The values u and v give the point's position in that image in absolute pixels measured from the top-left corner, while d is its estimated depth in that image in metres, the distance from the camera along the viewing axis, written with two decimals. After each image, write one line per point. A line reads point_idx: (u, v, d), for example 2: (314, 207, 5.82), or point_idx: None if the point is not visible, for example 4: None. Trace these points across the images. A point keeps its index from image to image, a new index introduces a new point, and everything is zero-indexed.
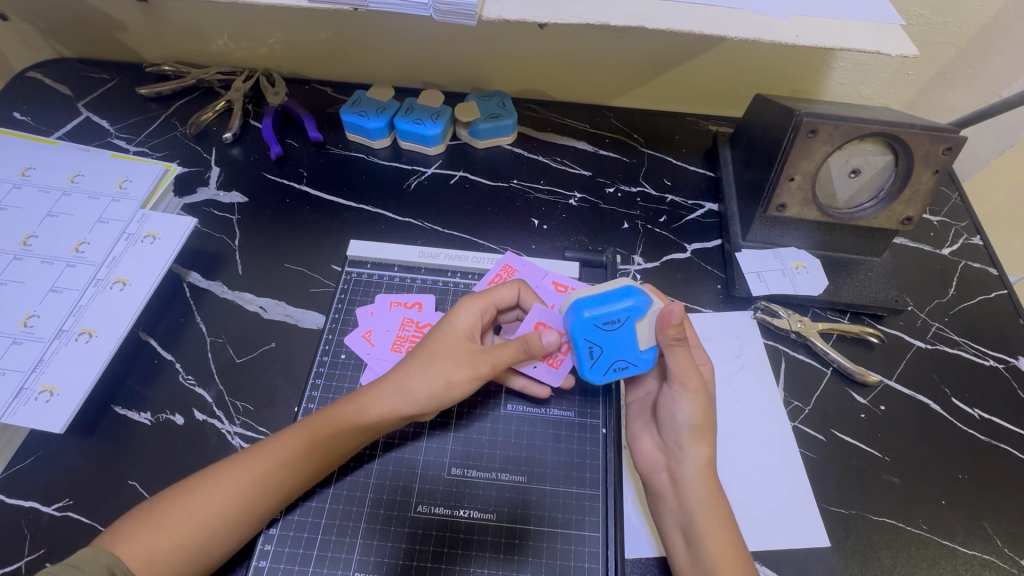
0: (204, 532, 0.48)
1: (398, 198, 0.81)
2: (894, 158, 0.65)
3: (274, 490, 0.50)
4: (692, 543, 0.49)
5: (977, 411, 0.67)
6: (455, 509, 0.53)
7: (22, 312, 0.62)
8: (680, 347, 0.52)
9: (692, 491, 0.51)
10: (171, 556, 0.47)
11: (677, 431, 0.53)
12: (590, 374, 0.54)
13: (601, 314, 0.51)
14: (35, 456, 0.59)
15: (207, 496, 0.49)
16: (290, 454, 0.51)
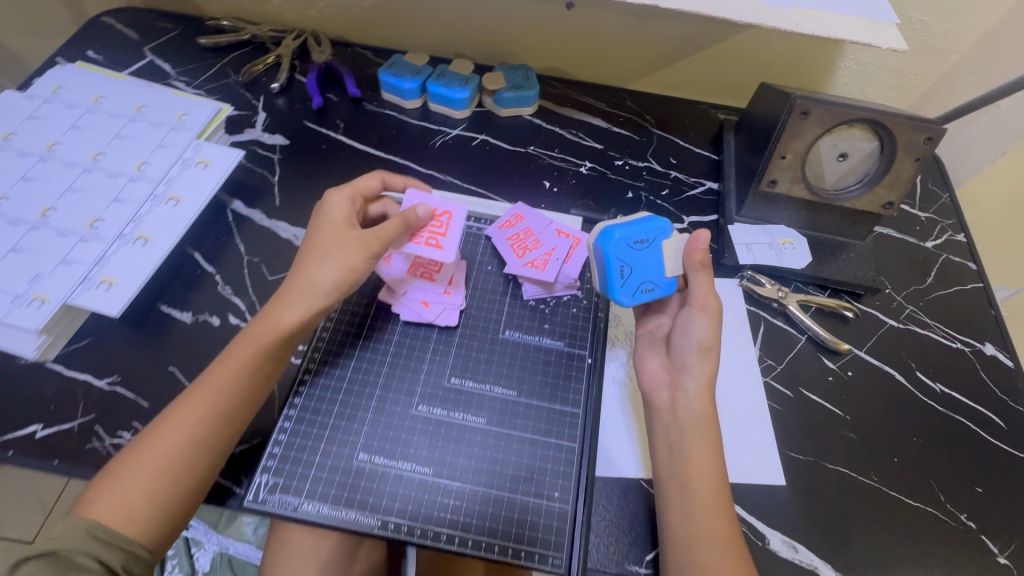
0: (172, 469, 0.51)
1: (424, 153, 0.88)
2: (880, 145, 0.70)
3: (224, 416, 0.55)
4: (677, 451, 0.55)
5: (939, 386, 0.72)
6: (453, 411, 0.59)
7: (89, 215, 0.70)
8: (702, 273, 0.58)
9: (689, 408, 0.56)
10: (145, 498, 0.50)
11: (686, 350, 0.58)
12: (620, 294, 0.60)
13: (630, 233, 0.60)
14: (89, 339, 0.67)
15: (161, 446, 0.52)
16: (224, 383, 0.55)
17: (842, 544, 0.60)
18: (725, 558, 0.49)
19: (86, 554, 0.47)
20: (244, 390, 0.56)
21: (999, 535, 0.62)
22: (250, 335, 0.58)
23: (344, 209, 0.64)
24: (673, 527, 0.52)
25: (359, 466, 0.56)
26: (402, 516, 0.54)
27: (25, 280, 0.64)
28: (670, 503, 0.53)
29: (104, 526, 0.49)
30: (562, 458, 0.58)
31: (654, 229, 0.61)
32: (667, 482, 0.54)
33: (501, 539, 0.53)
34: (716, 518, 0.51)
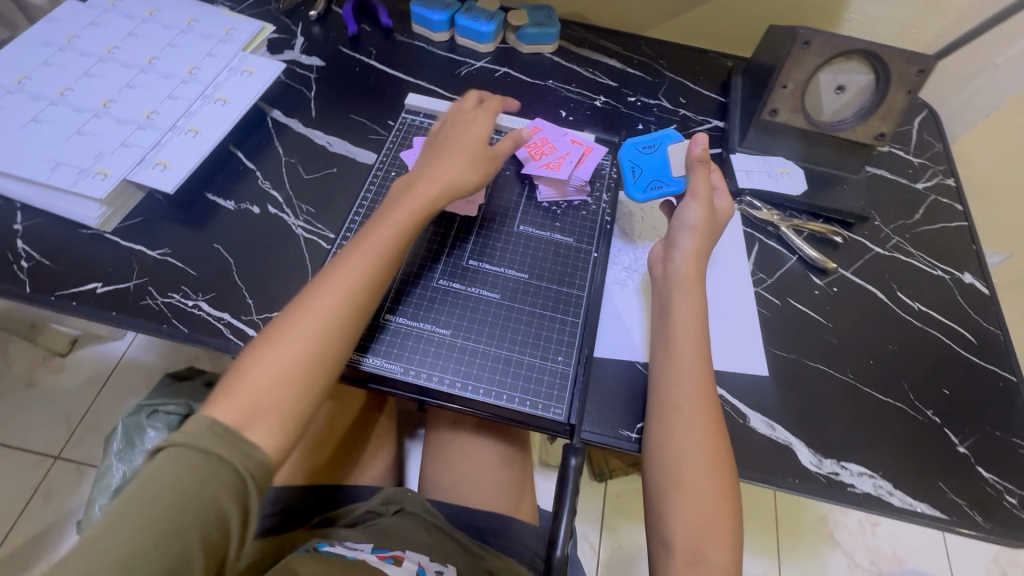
0: (297, 375, 0.54)
1: (450, 81, 0.94)
2: (875, 79, 0.76)
3: (333, 344, 0.57)
4: (665, 316, 0.64)
5: (917, 305, 0.77)
6: (473, 288, 0.69)
7: (145, 108, 0.78)
8: (702, 167, 0.68)
9: (676, 271, 0.65)
10: (273, 396, 0.53)
11: (681, 228, 0.67)
12: (632, 191, 0.74)
13: (639, 142, 0.75)
14: (143, 217, 0.74)
15: (274, 359, 0.54)
16: (329, 309, 0.57)
17: (817, 427, 0.66)
18: (698, 402, 0.58)
19: (205, 452, 0.47)
20: (350, 317, 0.58)
21: (960, 429, 0.68)
22: (348, 262, 0.60)
23: (457, 156, 0.69)
24: (659, 377, 0.61)
25: (390, 323, 0.65)
26: (424, 366, 0.63)
27: (89, 157, 0.72)
28: (659, 358, 0.62)
29: (222, 424, 0.50)
30: (566, 330, 0.67)
31: (662, 137, 0.75)
32: (656, 339, 0.64)
33: (511, 389, 0.62)
34: (697, 371, 0.60)
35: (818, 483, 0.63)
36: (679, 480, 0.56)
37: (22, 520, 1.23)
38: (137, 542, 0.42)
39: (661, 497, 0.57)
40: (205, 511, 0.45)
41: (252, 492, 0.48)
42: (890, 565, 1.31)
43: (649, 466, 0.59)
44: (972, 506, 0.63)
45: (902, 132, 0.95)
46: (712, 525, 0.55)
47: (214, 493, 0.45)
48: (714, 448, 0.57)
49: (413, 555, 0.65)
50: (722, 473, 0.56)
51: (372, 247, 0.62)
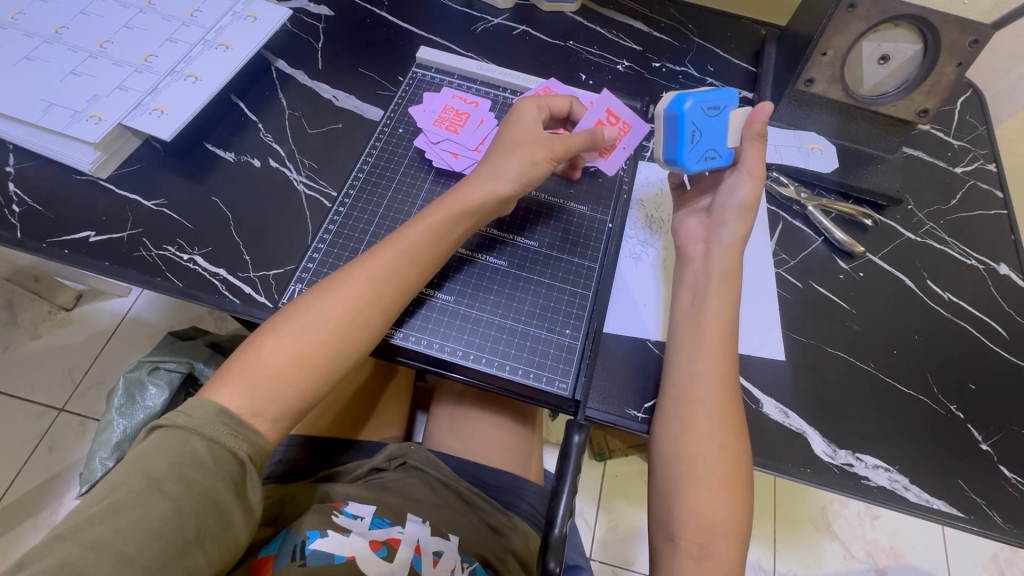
0: (325, 360, 0.53)
1: (464, 36, 0.88)
2: (923, 49, 0.71)
3: (355, 342, 0.55)
4: (699, 302, 0.60)
5: (948, 295, 0.73)
6: (486, 256, 0.66)
7: (143, 50, 0.74)
8: (756, 142, 0.61)
9: (718, 257, 0.61)
10: (297, 377, 0.52)
11: (729, 206, 0.62)
12: (687, 158, 0.62)
13: (707, 99, 0.61)
14: (139, 166, 0.71)
15: (291, 347, 0.53)
16: (352, 305, 0.55)
17: (834, 416, 0.63)
18: (718, 393, 0.56)
19: (208, 441, 0.47)
20: (374, 316, 0.56)
21: (984, 425, 0.64)
22: (380, 256, 0.57)
23: (535, 146, 0.61)
24: (680, 365, 0.58)
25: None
26: (427, 332, 0.61)
27: (83, 99, 0.69)
28: (681, 344, 0.59)
29: (232, 412, 0.49)
30: (576, 302, 0.64)
31: (726, 97, 0.62)
32: (685, 325, 0.60)
33: (515, 361, 0.60)
34: (718, 361, 0.57)
35: (831, 473, 0.60)
36: (693, 473, 0.54)
37: (29, 467, 1.25)
38: (134, 536, 0.41)
39: (674, 488, 0.54)
40: (203, 504, 0.44)
41: (250, 480, 0.48)
42: (886, 558, 1.29)
43: (660, 455, 0.56)
44: (992, 505, 0.60)
45: (943, 112, 0.89)
46: (721, 519, 0.53)
47: (213, 485, 0.45)
48: (733, 442, 0.54)
49: (411, 530, 0.61)
50: (737, 466, 0.54)
51: (408, 243, 0.58)
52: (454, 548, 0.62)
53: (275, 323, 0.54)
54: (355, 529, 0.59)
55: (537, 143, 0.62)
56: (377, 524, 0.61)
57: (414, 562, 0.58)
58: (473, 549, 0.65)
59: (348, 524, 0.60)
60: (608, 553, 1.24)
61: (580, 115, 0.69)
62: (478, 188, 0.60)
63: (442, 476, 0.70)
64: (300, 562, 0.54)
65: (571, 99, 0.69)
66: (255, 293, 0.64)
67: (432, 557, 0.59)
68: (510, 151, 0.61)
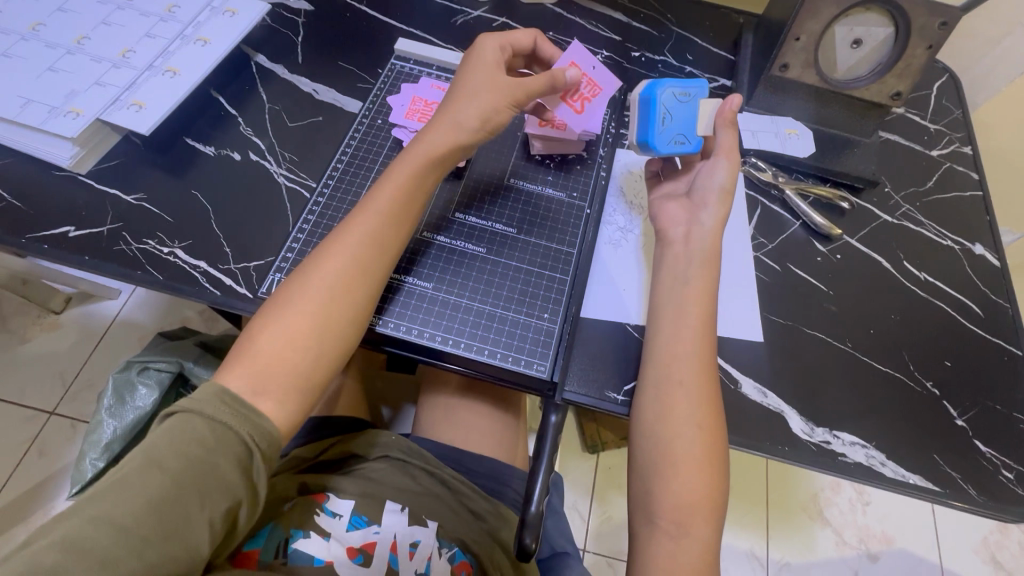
0: (323, 331, 0.54)
1: (444, 28, 0.89)
2: (894, 32, 0.72)
3: (351, 312, 0.55)
4: (677, 283, 0.61)
5: (923, 275, 0.74)
6: (462, 243, 0.67)
7: (121, 46, 0.74)
8: (731, 128, 0.64)
9: (699, 240, 0.61)
10: (297, 349, 0.53)
11: (710, 190, 0.63)
12: (656, 140, 0.64)
13: (680, 86, 0.64)
14: (119, 161, 0.71)
15: (292, 324, 0.53)
16: (343, 271, 0.56)
17: (811, 394, 0.64)
18: (696, 375, 0.56)
19: (208, 420, 0.47)
20: (358, 282, 0.56)
21: (959, 402, 0.65)
22: (354, 223, 0.58)
23: (490, 94, 0.61)
24: (659, 347, 0.58)
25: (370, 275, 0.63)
26: (410, 322, 0.61)
27: (61, 95, 0.69)
28: (660, 326, 0.59)
29: (232, 393, 0.49)
30: (554, 287, 0.65)
31: (699, 87, 0.64)
32: (664, 307, 0.60)
33: (494, 345, 0.61)
34: (698, 343, 0.57)
35: (808, 451, 0.61)
36: (671, 457, 0.54)
37: (20, 471, 1.24)
38: (133, 510, 0.42)
39: (653, 469, 0.55)
40: (203, 481, 0.44)
41: (255, 462, 0.47)
42: (877, 543, 1.30)
43: (639, 437, 0.57)
44: (967, 480, 0.61)
45: (919, 97, 0.90)
46: (697, 501, 0.53)
47: (214, 463, 0.45)
48: (711, 424, 0.55)
49: (389, 526, 0.63)
50: (714, 447, 0.54)
51: (379, 205, 0.59)
52: (432, 535, 0.63)
53: (264, 308, 0.55)
54: (334, 532, 0.61)
55: (496, 87, 0.62)
56: (355, 524, 0.62)
57: (391, 561, 0.60)
58: (453, 534, 0.65)
59: (329, 526, 0.61)
60: (601, 544, 1.25)
61: (546, 51, 0.70)
62: (443, 133, 0.61)
63: (423, 464, 0.71)
64: (283, 560, 0.57)
65: (536, 35, 0.69)
66: (235, 284, 0.64)
67: (408, 550, 0.61)
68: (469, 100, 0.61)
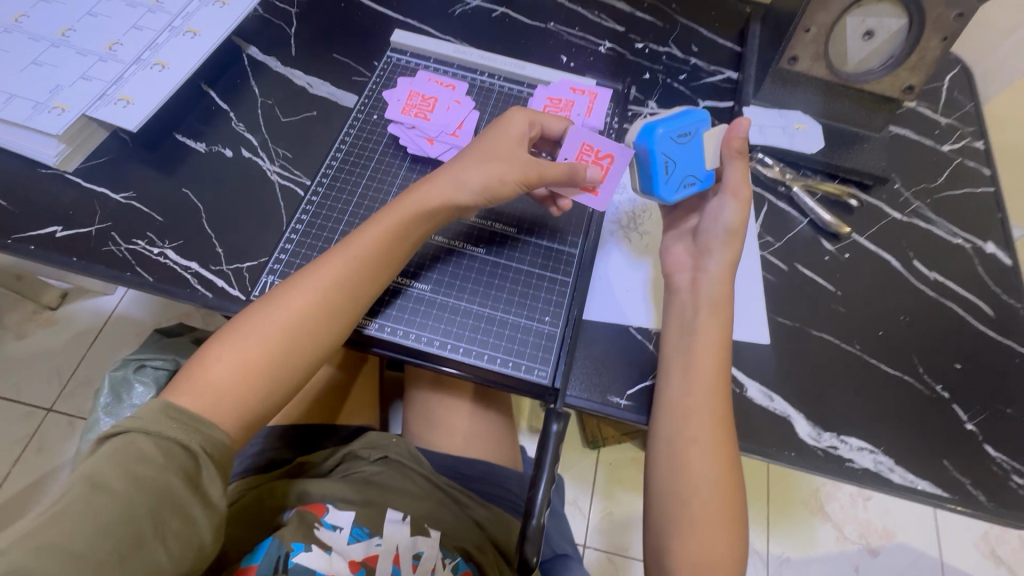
0: (271, 369, 0.52)
1: (443, 19, 0.86)
2: (908, 23, 0.69)
3: (304, 351, 0.54)
4: (686, 333, 0.58)
5: (933, 274, 0.72)
6: (461, 243, 0.65)
7: (108, 38, 0.72)
8: (739, 160, 0.59)
9: (707, 288, 0.59)
10: (241, 387, 0.51)
11: (715, 232, 0.60)
12: (664, 191, 0.61)
13: (675, 127, 0.59)
14: (107, 157, 0.69)
15: (239, 358, 0.52)
16: (304, 310, 0.54)
17: (819, 398, 0.63)
18: (709, 431, 0.54)
19: (156, 438, 0.45)
20: (327, 322, 0.55)
21: (969, 405, 0.64)
22: (332, 262, 0.56)
23: (502, 164, 0.58)
24: (670, 402, 0.56)
25: None
26: (401, 323, 0.60)
27: (46, 90, 0.67)
28: (671, 377, 0.57)
29: (178, 406, 0.48)
30: (556, 288, 0.64)
31: (695, 122, 0.60)
32: (674, 357, 0.58)
33: (493, 350, 0.59)
34: (711, 397, 0.55)
35: (816, 457, 0.60)
36: (690, 517, 0.53)
37: (19, 466, 1.24)
38: (85, 534, 0.41)
39: (670, 523, 0.54)
40: (154, 497, 0.44)
41: (206, 474, 0.47)
42: (878, 537, 1.30)
43: (656, 488, 0.56)
44: (976, 485, 0.60)
45: (930, 90, 0.88)
46: (721, 561, 0.51)
47: (164, 479, 0.44)
48: (727, 480, 0.53)
49: (390, 537, 0.61)
50: (733, 503, 0.53)
51: (361, 248, 0.56)
52: (435, 545, 0.62)
53: (231, 325, 0.54)
54: (335, 545, 0.59)
55: (510, 158, 0.59)
56: (356, 536, 0.61)
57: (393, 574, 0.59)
58: (456, 543, 0.64)
59: (329, 540, 0.59)
60: (603, 539, 1.25)
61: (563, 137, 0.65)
62: (439, 191, 0.58)
63: (422, 469, 0.70)
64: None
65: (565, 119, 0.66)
66: (228, 287, 0.63)
67: (411, 562, 0.60)
68: (474, 164, 0.58)
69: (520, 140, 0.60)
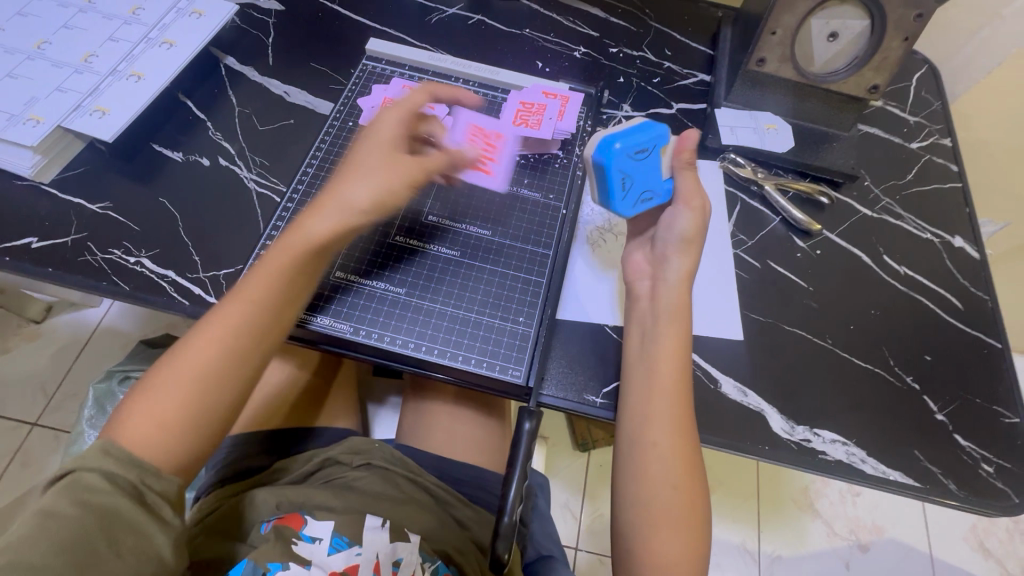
0: (201, 406, 0.50)
1: (420, 27, 0.87)
2: (870, 24, 0.71)
3: (230, 383, 0.52)
4: (648, 339, 0.59)
5: (903, 269, 0.73)
6: (431, 245, 0.66)
7: (83, 51, 0.72)
8: (688, 171, 0.62)
9: (665, 294, 0.59)
10: (172, 426, 0.49)
11: (670, 239, 0.61)
12: (622, 206, 0.62)
13: (633, 142, 0.60)
14: (84, 168, 0.69)
15: (163, 400, 0.50)
16: (224, 341, 0.52)
17: (792, 393, 0.64)
18: (670, 436, 0.55)
19: (109, 464, 0.46)
20: (254, 341, 0.53)
21: (940, 396, 0.65)
22: (244, 290, 0.54)
23: (384, 176, 0.56)
24: (631, 407, 0.57)
25: (336, 278, 0.63)
26: (374, 326, 0.60)
27: (21, 102, 0.67)
28: (633, 384, 0.58)
29: (113, 446, 0.47)
30: (530, 290, 0.64)
31: (652, 137, 0.61)
32: (636, 363, 0.58)
33: (467, 351, 0.60)
34: (672, 402, 0.56)
35: (789, 450, 0.61)
36: (652, 520, 0.54)
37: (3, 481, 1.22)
38: (37, 553, 0.41)
39: (635, 529, 0.54)
40: (106, 518, 0.44)
41: (156, 499, 0.47)
42: (868, 533, 1.31)
43: (622, 494, 0.56)
44: (948, 474, 0.61)
45: (898, 89, 0.90)
46: (682, 561, 0.52)
47: (115, 501, 0.45)
48: (688, 483, 0.54)
49: (371, 545, 0.61)
50: (694, 505, 0.54)
51: (271, 270, 0.54)
52: (414, 551, 0.62)
53: (159, 365, 0.52)
54: (315, 558, 0.59)
55: (392, 167, 0.57)
56: (335, 547, 0.61)
57: None
58: (438, 546, 0.65)
59: (308, 553, 0.60)
60: (595, 542, 1.25)
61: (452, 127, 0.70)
62: (336, 207, 0.55)
63: (407, 473, 0.70)
64: None
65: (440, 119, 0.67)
66: (204, 293, 0.63)
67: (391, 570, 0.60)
68: (371, 173, 0.57)
69: (399, 142, 0.59)
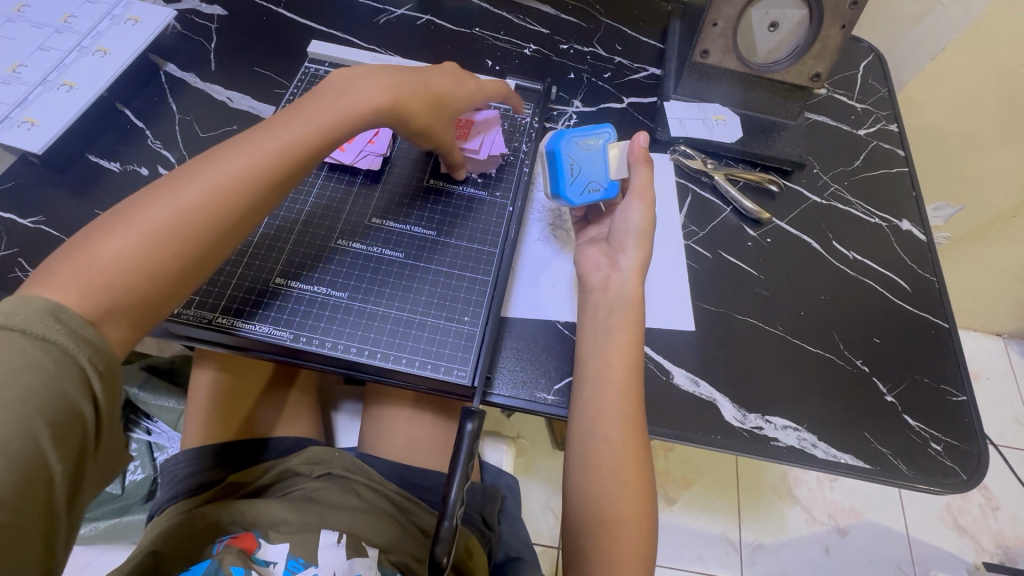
0: (164, 271, 0.45)
1: (367, 28, 0.86)
2: (809, 13, 0.72)
3: (206, 224, 0.47)
4: (600, 332, 0.58)
5: (852, 254, 0.74)
6: (368, 246, 0.65)
7: (12, 61, 0.70)
8: (645, 164, 0.64)
9: (620, 287, 0.60)
10: (139, 235, 0.44)
11: (626, 233, 0.62)
12: (569, 191, 0.64)
13: (581, 135, 0.65)
14: (15, 182, 0.67)
15: (134, 220, 0.45)
16: (208, 174, 0.48)
17: (744, 381, 0.64)
18: (620, 430, 0.54)
19: (39, 332, 0.39)
20: (250, 215, 0.50)
21: (889, 378, 0.66)
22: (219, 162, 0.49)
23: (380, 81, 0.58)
24: (583, 401, 0.56)
25: (280, 287, 0.61)
26: (313, 331, 0.59)
27: None
28: (586, 379, 0.57)
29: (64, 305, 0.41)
30: (476, 288, 0.63)
31: (601, 135, 0.65)
32: (588, 358, 0.58)
33: (410, 353, 0.59)
34: (623, 395, 0.55)
35: (741, 438, 0.61)
36: (603, 518, 0.53)
37: None
38: None
39: (586, 528, 0.54)
40: (51, 408, 0.38)
41: (99, 388, 0.41)
42: (846, 517, 1.33)
43: (572, 492, 0.56)
44: (898, 455, 0.61)
45: (845, 78, 0.91)
46: (631, 559, 0.52)
47: (60, 387, 0.38)
48: (637, 478, 0.54)
49: (327, 563, 0.60)
50: (644, 501, 0.54)
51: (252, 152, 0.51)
52: (373, 566, 0.61)
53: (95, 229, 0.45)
54: None
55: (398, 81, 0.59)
56: (290, 569, 0.59)
57: None
58: (397, 556, 0.63)
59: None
60: None
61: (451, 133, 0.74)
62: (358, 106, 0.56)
63: (367, 481, 0.69)
64: None
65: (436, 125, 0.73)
66: None
67: None
68: (362, 76, 0.58)
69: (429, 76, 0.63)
